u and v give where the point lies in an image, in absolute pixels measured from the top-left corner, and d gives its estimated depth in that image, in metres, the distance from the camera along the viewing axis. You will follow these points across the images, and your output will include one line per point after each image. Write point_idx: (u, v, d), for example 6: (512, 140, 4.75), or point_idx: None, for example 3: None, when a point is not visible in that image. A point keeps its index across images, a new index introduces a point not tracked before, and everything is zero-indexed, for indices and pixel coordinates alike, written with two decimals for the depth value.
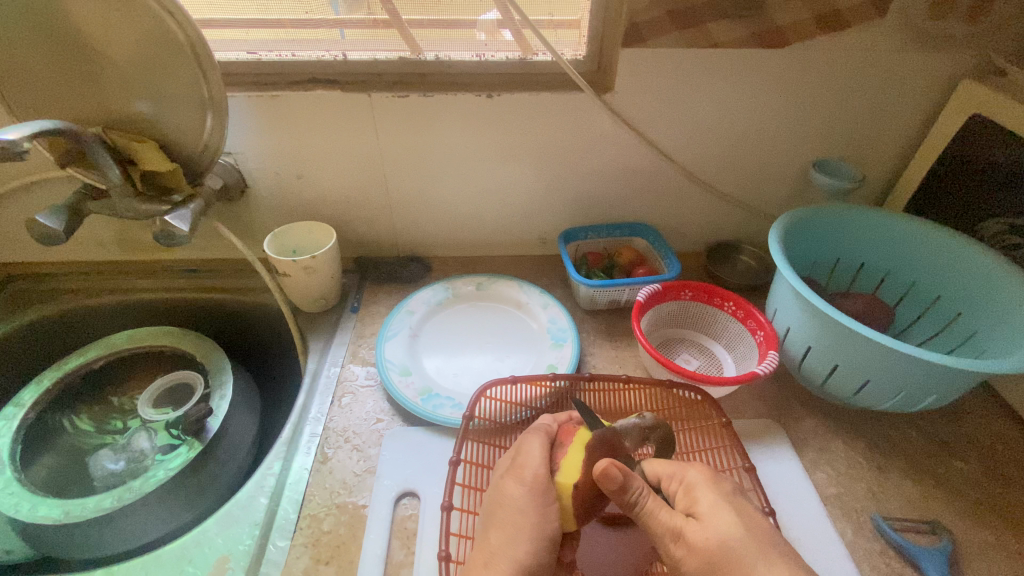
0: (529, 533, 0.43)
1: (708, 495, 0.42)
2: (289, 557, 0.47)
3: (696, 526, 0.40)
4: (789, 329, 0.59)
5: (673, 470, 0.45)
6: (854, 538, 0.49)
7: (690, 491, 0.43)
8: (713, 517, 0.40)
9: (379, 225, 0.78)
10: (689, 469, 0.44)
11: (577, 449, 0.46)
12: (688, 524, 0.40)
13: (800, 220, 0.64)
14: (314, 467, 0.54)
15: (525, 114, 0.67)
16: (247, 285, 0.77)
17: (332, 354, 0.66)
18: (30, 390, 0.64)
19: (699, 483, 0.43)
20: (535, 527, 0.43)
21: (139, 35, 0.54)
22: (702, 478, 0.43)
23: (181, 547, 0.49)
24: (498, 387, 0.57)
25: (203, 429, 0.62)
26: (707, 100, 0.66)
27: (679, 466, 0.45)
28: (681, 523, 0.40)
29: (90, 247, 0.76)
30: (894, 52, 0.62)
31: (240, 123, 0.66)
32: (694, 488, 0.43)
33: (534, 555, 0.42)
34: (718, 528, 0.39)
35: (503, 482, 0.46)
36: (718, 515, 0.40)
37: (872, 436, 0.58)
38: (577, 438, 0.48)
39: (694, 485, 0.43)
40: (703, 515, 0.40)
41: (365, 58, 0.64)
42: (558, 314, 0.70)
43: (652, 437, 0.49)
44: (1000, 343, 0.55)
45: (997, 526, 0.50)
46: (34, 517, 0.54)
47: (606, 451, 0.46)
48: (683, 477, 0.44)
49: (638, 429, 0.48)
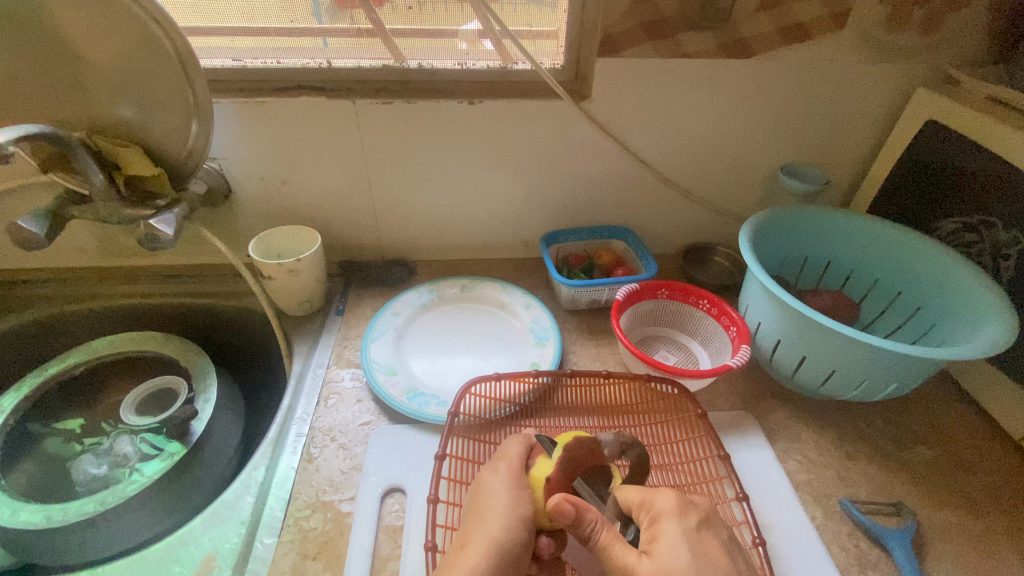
0: (503, 509, 0.45)
1: (669, 529, 0.43)
2: (276, 553, 0.48)
3: (648, 564, 0.40)
4: (760, 324, 0.62)
5: (642, 499, 0.46)
6: (824, 522, 0.51)
7: (654, 523, 0.44)
8: (667, 557, 0.41)
9: (363, 228, 0.79)
10: (658, 498, 0.45)
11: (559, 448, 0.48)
12: (641, 562, 0.40)
13: (769, 220, 0.67)
14: (300, 466, 0.54)
15: (504, 121, 0.69)
16: (230, 289, 0.77)
17: (317, 357, 0.67)
18: (9, 397, 0.63)
19: (665, 515, 0.44)
20: (507, 508, 0.45)
21: (124, 41, 0.56)
22: (669, 510, 0.44)
23: (165, 548, 0.48)
24: (483, 384, 0.58)
25: (187, 433, 0.63)
26: (678, 107, 0.70)
27: (652, 493, 0.46)
28: (634, 561, 0.41)
29: (71, 253, 0.76)
30: (853, 62, 0.67)
31: (226, 128, 0.67)
32: (659, 519, 0.44)
33: (510, 532, 0.43)
34: (669, 564, 0.40)
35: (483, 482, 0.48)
36: (673, 555, 0.41)
37: (841, 425, 0.60)
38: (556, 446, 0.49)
39: (659, 516, 0.44)
40: (658, 553, 0.41)
41: (349, 65, 0.66)
42: (540, 314, 0.72)
43: (630, 452, 0.52)
44: (955, 331, 0.58)
45: (957, 506, 0.53)
46: (16, 523, 0.54)
47: (587, 452, 0.49)
48: (651, 506, 0.45)
49: (616, 440, 0.52)
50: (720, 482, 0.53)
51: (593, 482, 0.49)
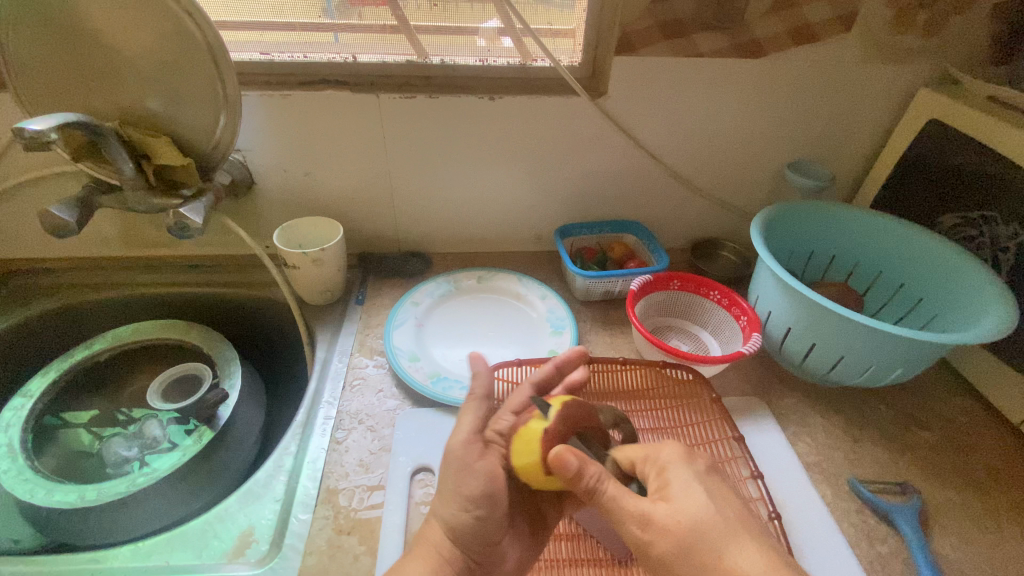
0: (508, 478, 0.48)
1: (680, 475, 0.43)
2: (312, 528, 0.49)
3: (664, 508, 0.41)
4: (770, 313, 0.64)
5: (646, 453, 0.46)
6: (834, 499, 0.54)
7: (662, 472, 0.44)
8: (683, 501, 0.41)
9: (381, 220, 0.80)
10: (662, 450, 0.46)
11: (554, 402, 0.48)
12: (656, 507, 0.41)
13: (778, 215, 0.69)
14: (330, 446, 0.56)
15: (522, 116, 0.71)
16: (250, 280, 0.79)
17: (340, 344, 0.68)
18: (37, 381, 0.65)
19: (672, 463, 0.44)
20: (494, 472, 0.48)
21: (159, 34, 0.58)
22: (675, 458, 0.45)
23: (202, 523, 0.50)
24: (506, 369, 0.61)
25: (214, 418, 0.65)
26: (691, 104, 0.72)
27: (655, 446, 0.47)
28: (649, 507, 0.41)
29: (94, 243, 0.77)
30: (858, 62, 0.69)
31: (252, 121, 0.69)
32: (667, 467, 0.44)
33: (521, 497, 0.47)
34: (685, 508, 0.41)
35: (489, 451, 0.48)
36: (687, 499, 0.41)
37: (847, 411, 0.63)
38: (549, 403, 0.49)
39: (667, 465, 0.44)
40: (673, 497, 0.41)
41: (373, 60, 0.68)
42: (556, 305, 0.74)
43: (623, 424, 0.54)
44: (959, 317, 0.61)
45: (959, 486, 0.56)
46: (50, 501, 0.55)
47: (584, 412, 0.50)
48: (657, 457, 0.45)
49: (610, 410, 0.54)
50: (734, 462, 0.55)
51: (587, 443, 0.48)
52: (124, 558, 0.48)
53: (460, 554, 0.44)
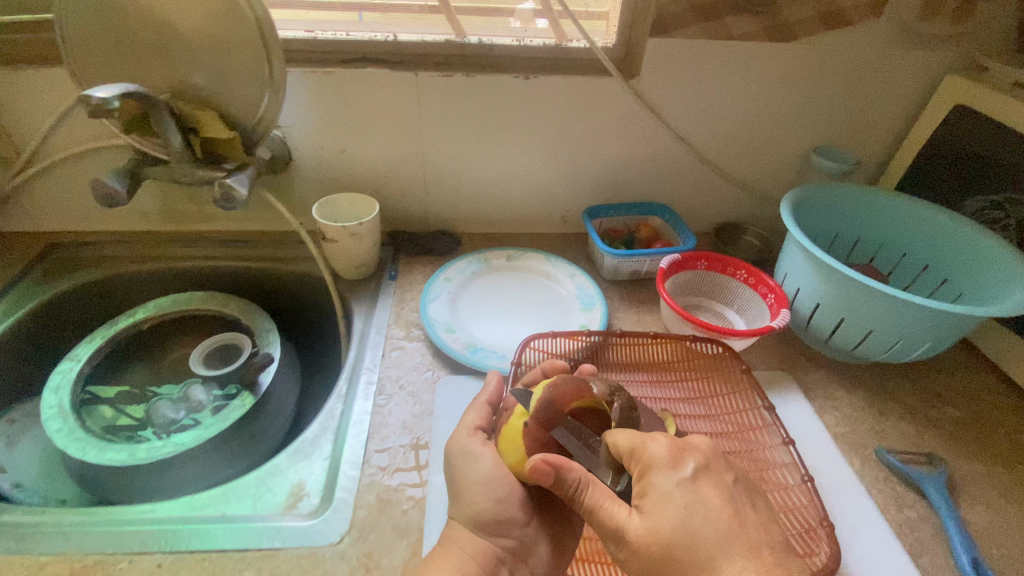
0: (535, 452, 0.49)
1: (662, 483, 0.41)
2: (359, 484, 0.51)
3: (638, 522, 0.40)
4: (798, 290, 0.65)
5: (632, 446, 0.44)
6: (862, 468, 0.55)
7: (643, 477, 0.42)
8: (659, 514, 0.40)
9: (413, 198, 0.82)
10: (648, 447, 0.43)
11: (536, 394, 0.49)
12: (630, 520, 0.40)
13: (808, 195, 0.70)
14: (373, 410, 0.58)
15: (556, 97, 0.73)
16: (285, 255, 0.81)
17: (377, 316, 0.70)
18: (84, 347, 0.67)
19: (656, 467, 0.42)
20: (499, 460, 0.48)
21: (209, 10, 0.60)
22: (659, 461, 0.42)
23: (254, 478, 0.52)
24: (541, 340, 0.63)
25: (256, 384, 0.67)
26: (721, 87, 0.74)
27: (643, 439, 0.44)
28: (624, 519, 0.41)
29: (134, 216, 0.80)
30: (886, 47, 0.71)
31: (296, 98, 0.71)
32: (648, 472, 0.42)
33: None
34: (660, 525, 0.39)
35: (491, 447, 0.49)
36: (664, 513, 0.39)
37: (873, 387, 0.64)
38: (534, 393, 0.50)
39: (649, 468, 0.42)
40: (650, 511, 0.40)
41: (413, 39, 0.70)
42: (584, 283, 0.76)
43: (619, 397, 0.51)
44: (990, 288, 0.62)
45: (985, 458, 0.57)
46: (102, 459, 0.57)
47: (571, 391, 0.48)
48: (641, 456, 0.43)
49: (605, 382, 0.51)
50: (766, 428, 0.56)
51: (578, 429, 0.49)
52: (180, 509, 0.50)
53: (488, 545, 0.45)
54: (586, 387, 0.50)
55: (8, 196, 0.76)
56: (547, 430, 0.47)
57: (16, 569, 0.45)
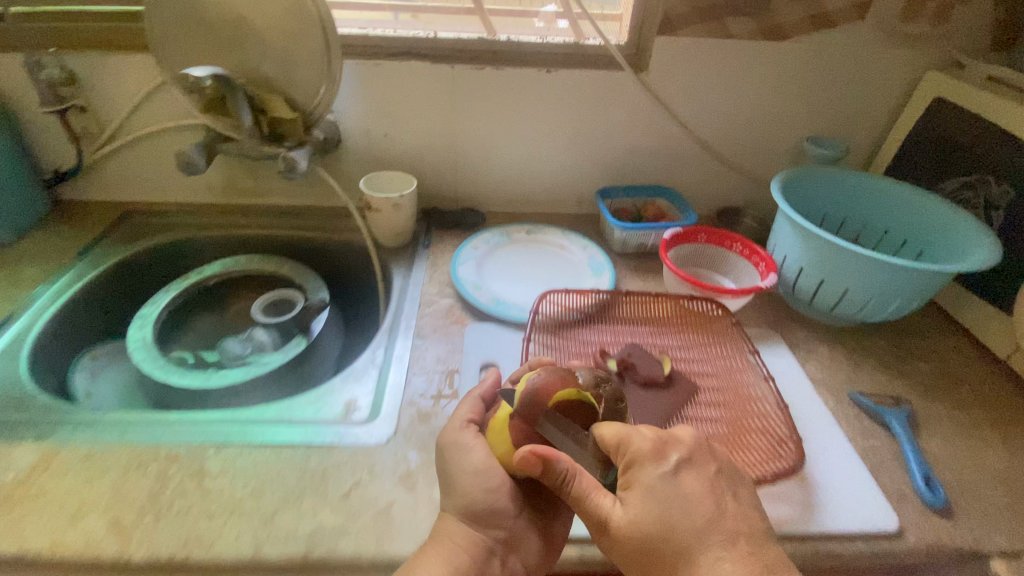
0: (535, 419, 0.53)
1: (646, 476, 0.44)
2: (400, 403, 0.61)
3: (621, 513, 0.43)
4: (786, 258, 0.74)
5: (618, 439, 0.45)
6: (836, 406, 0.63)
7: (627, 471, 0.45)
8: (640, 505, 0.43)
9: (444, 178, 0.92)
10: (634, 441, 0.45)
11: (520, 386, 0.48)
12: (614, 511, 0.43)
13: (796, 177, 0.78)
14: (411, 348, 0.68)
15: (574, 88, 0.83)
16: (330, 226, 0.91)
17: (414, 277, 0.80)
18: (162, 295, 0.78)
19: (640, 460, 0.44)
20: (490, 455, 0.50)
21: (282, 9, 0.71)
22: (644, 455, 0.45)
23: (314, 395, 0.62)
24: (556, 295, 0.72)
25: (308, 329, 0.78)
26: (721, 81, 0.83)
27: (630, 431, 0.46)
28: (609, 510, 0.44)
29: (200, 190, 0.91)
30: (870, 46, 0.80)
31: (349, 87, 0.82)
32: (633, 464, 0.45)
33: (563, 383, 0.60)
34: (640, 517, 0.43)
35: (481, 440, 0.50)
36: (644, 504, 0.43)
37: (852, 345, 0.72)
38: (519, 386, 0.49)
39: (634, 463, 0.45)
40: (631, 503, 0.44)
41: (451, 37, 0.80)
42: (595, 254, 0.85)
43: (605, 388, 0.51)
44: (961, 246, 0.69)
45: (948, 403, 0.64)
46: (181, 381, 0.67)
47: (556, 381, 0.48)
48: (627, 449, 0.45)
49: (590, 373, 0.51)
50: (749, 365, 0.65)
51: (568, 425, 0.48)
52: (253, 416, 0.60)
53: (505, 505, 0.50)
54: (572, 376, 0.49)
55: (91, 167, 0.88)
56: (531, 421, 0.47)
57: (119, 453, 0.54)
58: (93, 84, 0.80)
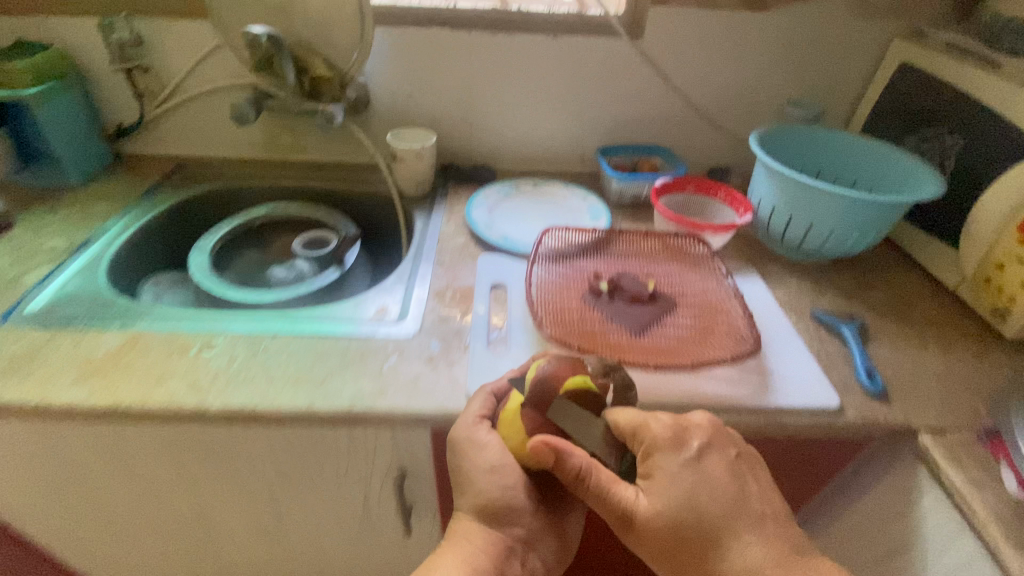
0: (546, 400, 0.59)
1: (666, 465, 0.51)
2: (423, 309, 0.72)
3: (644, 503, 0.50)
4: (761, 201, 0.84)
5: (632, 429, 0.52)
6: (798, 321, 0.73)
7: (646, 459, 0.52)
8: (664, 493, 0.50)
9: (460, 137, 1.03)
10: (652, 429, 0.52)
11: (532, 372, 0.53)
12: (638, 499, 0.51)
13: (772, 133, 0.88)
14: (433, 270, 0.79)
15: (577, 52, 0.94)
16: (359, 178, 1.03)
17: (433, 218, 0.92)
18: (213, 230, 0.90)
19: (657, 450, 0.51)
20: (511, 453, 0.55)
21: None
22: (661, 444, 0.51)
23: (350, 303, 0.73)
24: (557, 231, 0.83)
25: (341, 260, 0.90)
26: (709, 48, 0.93)
27: (644, 420, 0.53)
28: (632, 499, 0.51)
29: (245, 144, 1.03)
30: (840, 15, 0.90)
31: (378, 51, 0.93)
32: (652, 455, 0.51)
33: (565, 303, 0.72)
34: (665, 504, 0.50)
35: (496, 435, 0.55)
36: (668, 492, 0.50)
37: (820, 278, 0.82)
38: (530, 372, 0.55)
39: (652, 453, 0.51)
40: (653, 492, 0.51)
41: (469, 7, 0.91)
42: (595, 203, 0.95)
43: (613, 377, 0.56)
44: (917, 183, 0.79)
45: (898, 322, 0.74)
46: (237, 294, 0.79)
47: (567, 367, 0.53)
48: (642, 438, 0.52)
49: (599, 362, 0.56)
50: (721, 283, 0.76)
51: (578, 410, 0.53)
52: (300, 316, 0.71)
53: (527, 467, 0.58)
54: (580, 365, 0.54)
55: (149, 122, 0.99)
56: (547, 414, 0.52)
57: (193, 339, 0.66)
58: (158, 46, 0.92)
